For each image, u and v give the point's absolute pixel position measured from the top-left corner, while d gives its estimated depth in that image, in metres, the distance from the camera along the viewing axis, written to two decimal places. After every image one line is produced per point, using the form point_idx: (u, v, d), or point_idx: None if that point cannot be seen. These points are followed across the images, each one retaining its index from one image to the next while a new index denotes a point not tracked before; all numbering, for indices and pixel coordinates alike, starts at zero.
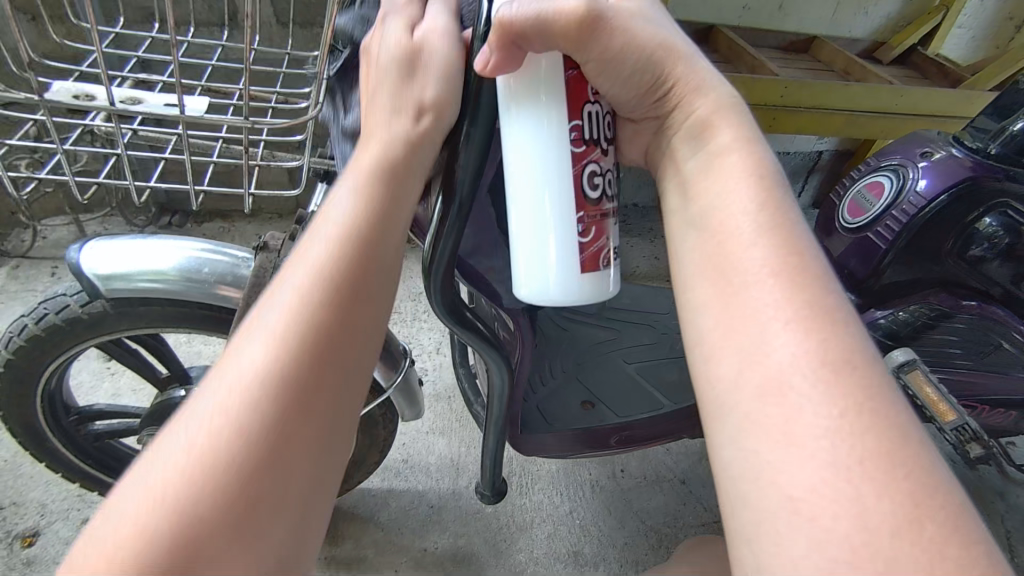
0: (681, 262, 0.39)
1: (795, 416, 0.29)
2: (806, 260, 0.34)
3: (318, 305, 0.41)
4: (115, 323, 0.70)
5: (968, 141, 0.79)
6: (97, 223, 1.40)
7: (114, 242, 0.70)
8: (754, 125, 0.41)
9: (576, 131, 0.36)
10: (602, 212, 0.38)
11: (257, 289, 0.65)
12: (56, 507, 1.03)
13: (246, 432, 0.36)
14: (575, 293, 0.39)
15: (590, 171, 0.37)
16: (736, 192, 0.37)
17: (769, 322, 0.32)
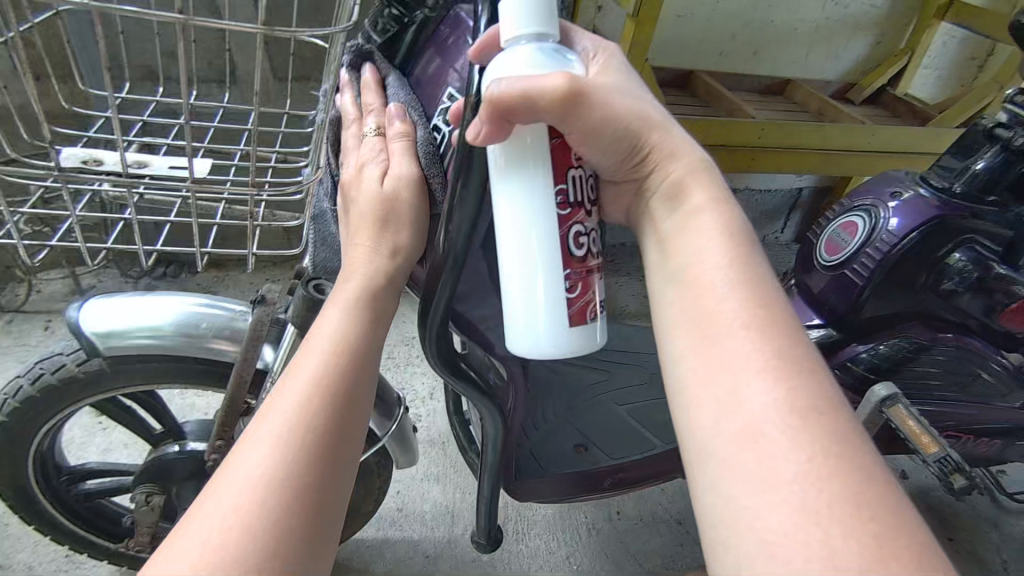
0: (661, 314, 0.41)
1: (768, 462, 0.30)
2: (777, 312, 0.36)
3: (311, 417, 0.45)
4: (111, 379, 0.71)
5: (934, 181, 0.82)
6: (92, 276, 1.41)
7: (113, 300, 0.71)
8: (725, 184, 0.44)
9: (562, 195, 0.38)
10: (587, 269, 0.40)
11: (252, 342, 0.66)
12: (44, 568, 1.01)
13: (260, 521, 0.38)
14: (563, 347, 0.40)
15: (576, 231, 0.39)
16: (711, 249, 0.39)
17: (744, 370, 0.33)
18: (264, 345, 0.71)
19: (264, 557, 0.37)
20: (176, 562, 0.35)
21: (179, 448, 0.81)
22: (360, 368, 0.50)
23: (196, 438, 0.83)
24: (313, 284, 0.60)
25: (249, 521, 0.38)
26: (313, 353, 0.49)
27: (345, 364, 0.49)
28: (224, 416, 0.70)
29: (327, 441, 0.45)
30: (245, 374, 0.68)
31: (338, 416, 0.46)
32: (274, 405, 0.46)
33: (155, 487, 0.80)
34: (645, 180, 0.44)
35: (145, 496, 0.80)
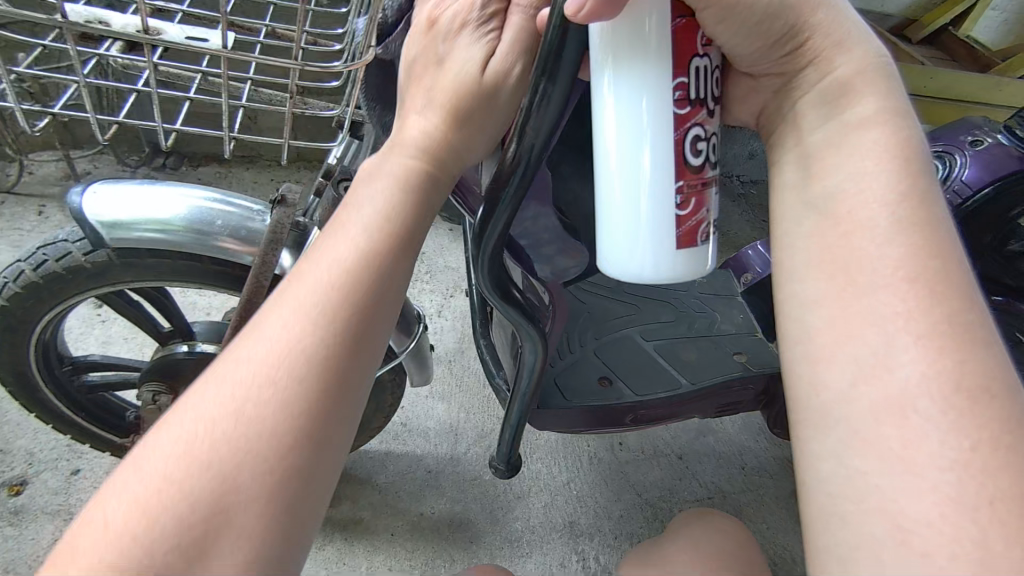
0: (791, 246, 0.39)
1: (918, 442, 0.30)
2: (950, 265, 0.33)
3: (281, 378, 0.37)
4: (119, 273, 0.66)
5: (1018, 130, 0.75)
6: (87, 162, 1.33)
7: (119, 187, 0.65)
8: (902, 94, 0.38)
9: (681, 90, 0.32)
10: (703, 181, 0.35)
11: (273, 247, 0.61)
12: (45, 456, 1.00)
13: (210, 459, 0.35)
14: (668, 273, 0.35)
15: (695, 135, 0.33)
16: (874, 175, 0.36)
17: (899, 334, 0.32)
18: (284, 250, 0.65)
19: (203, 504, 0.34)
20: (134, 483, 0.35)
21: (187, 349, 0.76)
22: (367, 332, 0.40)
23: (206, 340, 0.78)
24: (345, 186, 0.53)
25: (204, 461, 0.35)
26: (318, 261, 0.40)
27: (344, 337, 0.38)
28: (238, 322, 0.66)
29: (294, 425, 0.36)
30: (263, 280, 0.62)
31: (323, 381, 0.37)
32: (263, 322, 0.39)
33: (161, 386, 0.77)
34: (795, 76, 0.38)
35: (152, 395, 0.77)
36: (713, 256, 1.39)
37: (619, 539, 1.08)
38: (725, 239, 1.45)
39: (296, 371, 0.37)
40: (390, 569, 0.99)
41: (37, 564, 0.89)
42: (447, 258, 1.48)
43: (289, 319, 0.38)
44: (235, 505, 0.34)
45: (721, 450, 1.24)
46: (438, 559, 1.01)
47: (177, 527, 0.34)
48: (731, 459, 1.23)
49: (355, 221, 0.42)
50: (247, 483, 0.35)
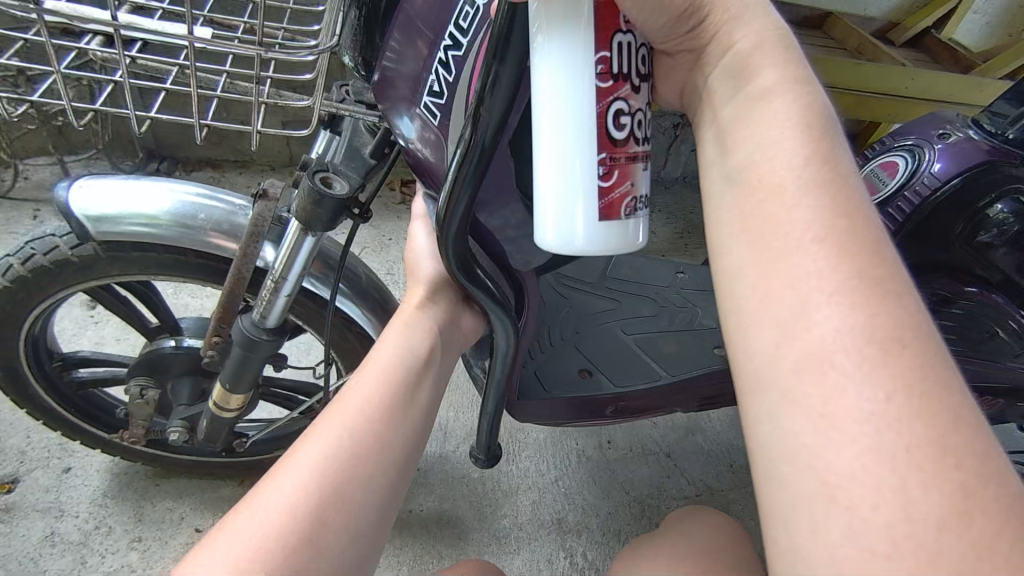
0: (718, 221, 0.38)
1: (838, 396, 0.29)
2: (859, 225, 0.32)
3: (371, 410, 0.53)
4: (104, 267, 0.68)
5: (986, 124, 0.79)
6: (83, 167, 1.35)
7: (105, 182, 0.67)
8: (804, 66, 0.39)
9: (603, 64, 0.34)
10: (629, 155, 0.36)
11: (253, 237, 0.63)
12: (36, 454, 1.02)
13: (332, 470, 0.48)
14: (601, 246, 0.36)
15: (618, 108, 0.35)
16: (781, 142, 0.36)
17: (816, 291, 0.31)
18: (266, 243, 0.67)
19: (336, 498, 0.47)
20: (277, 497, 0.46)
21: (175, 345, 0.78)
22: (395, 419, 0.54)
23: (193, 336, 0.80)
24: (320, 175, 0.55)
25: (331, 475, 0.48)
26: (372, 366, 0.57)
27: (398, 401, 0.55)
28: (220, 313, 0.68)
29: (353, 476, 0.49)
30: (245, 271, 0.64)
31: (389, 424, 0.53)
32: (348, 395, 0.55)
33: (150, 380, 0.79)
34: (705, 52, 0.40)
35: (139, 389, 0.78)
36: (701, 257, 1.41)
37: (605, 536, 1.09)
38: None
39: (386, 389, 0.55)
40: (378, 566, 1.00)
41: (26, 562, 0.90)
42: None
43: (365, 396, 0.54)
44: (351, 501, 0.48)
45: (708, 449, 1.24)
46: (426, 556, 1.01)
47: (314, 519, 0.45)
48: (719, 457, 1.23)
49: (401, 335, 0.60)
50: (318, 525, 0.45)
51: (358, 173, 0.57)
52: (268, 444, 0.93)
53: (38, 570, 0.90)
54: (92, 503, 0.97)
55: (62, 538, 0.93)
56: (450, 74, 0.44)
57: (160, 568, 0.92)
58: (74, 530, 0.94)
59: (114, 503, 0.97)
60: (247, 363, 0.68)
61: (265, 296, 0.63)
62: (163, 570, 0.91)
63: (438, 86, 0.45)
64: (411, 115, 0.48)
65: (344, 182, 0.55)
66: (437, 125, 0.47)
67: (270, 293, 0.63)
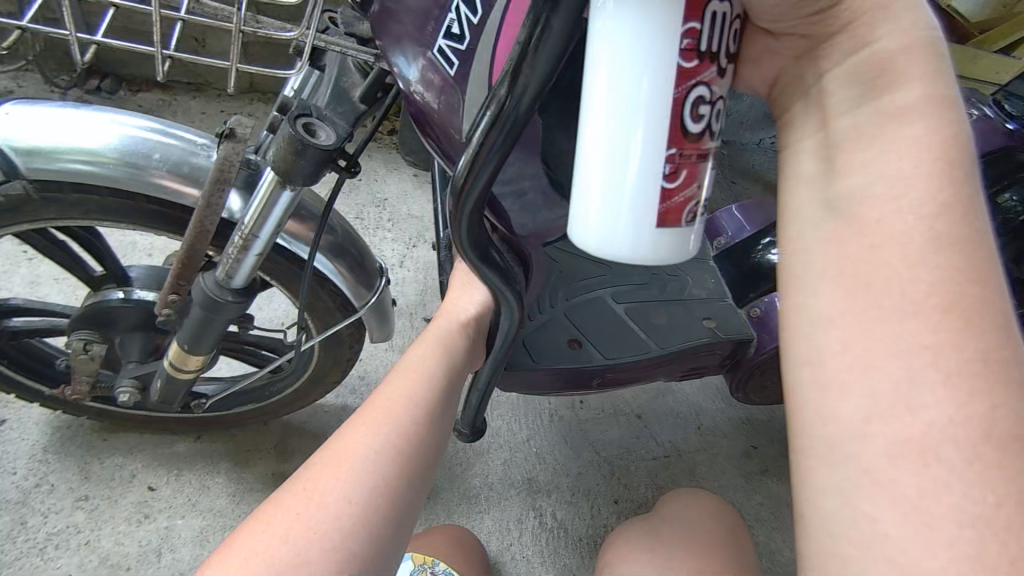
0: (808, 253, 0.37)
1: (938, 491, 0.29)
2: (991, 296, 0.30)
3: None
4: (38, 209, 0.58)
5: (1006, 103, 0.77)
6: (6, 79, 1.19)
7: (36, 108, 0.57)
8: (954, 79, 0.33)
9: (690, 38, 0.27)
10: (700, 152, 0.31)
11: (218, 186, 0.54)
12: None
13: None
14: (649, 252, 0.31)
15: (697, 95, 0.29)
16: (909, 180, 0.32)
17: (922, 369, 0.30)
18: (233, 190, 0.59)
19: None
20: (311, 496, 0.47)
21: (123, 297, 0.70)
22: None
23: (144, 288, 0.72)
24: (302, 120, 0.47)
25: None
26: (398, 377, 0.59)
27: None
28: (181, 268, 0.59)
29: None
30: (207, 225, 0.56)
31: None
32: (374, 405, 0.56)
33: (95, 335, 0.71)
34: (825, 43, 0.36)
35: (82, 344, 0.71)
36: None
37: (575, 496, 1.09)
38: None
39: None
40: None
41: None
42: (408, 207, 1.36)
43: None
44: None
45: (678, 410, 1.25)
46: None
47: None
48: (688, 418, 1.24)
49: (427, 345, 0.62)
50: None
51: (346, 120, 0.49)
52: (231, 401, 0.87)
53: None
54: (31, 459, 0.89)
55: None
56: (475, 16, 0.38)
57: (110, 530, 0.86)
58: (12, 488, 0.87)
59: (57, 460, 0.90)
60: (210, 325, 0.61)
61: (232, 253, 0.56)
62: (113, 532, 0.86)
63: (458, 28, 0.38)
64: (415, 52, 0.40)
65: (330, 130, 0.47)
66: (453, 75, 0.40)
67: (238, 252, 0.55)
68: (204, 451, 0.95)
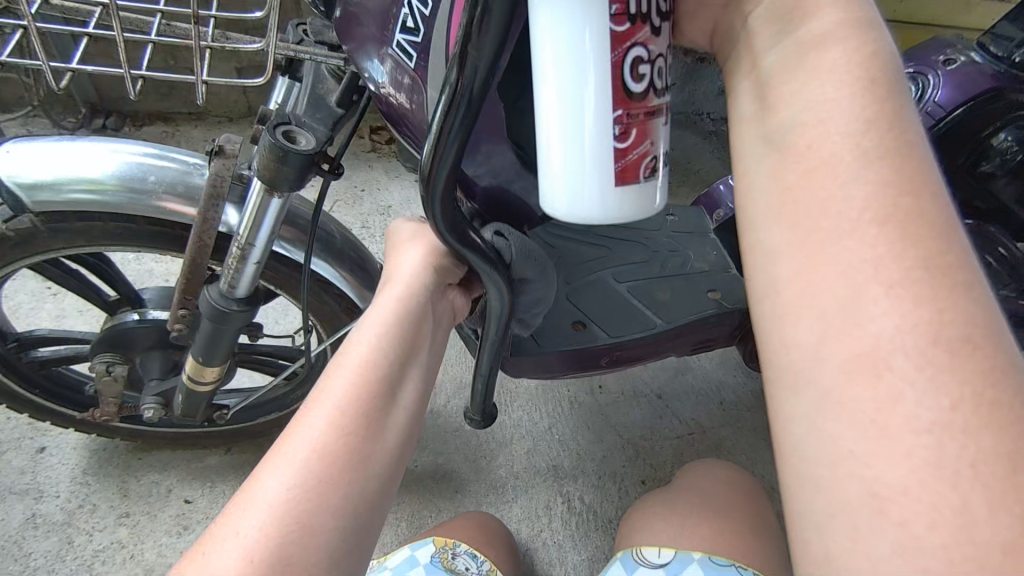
0: (753, 190, 0.35)
1: (893, 403, 0.27)
2: (925, 204, 0.29)
3: (360, 388, 0.46)
4: (48, 241, 0.62)
5: (991, 47, 0.74)
6: (19, 125, 1.24)
7: (37, 145, 0.60)
8: (871, 11, 0.35)
9: (618, 2, 0.28)
10: (648, 110, 0.31)
11: (213, 200, 0.56)
12: (8, 437, 0.96)
13: (317, 462, 0.41)
14: (612, 213, 0.33)
15: (636, 56, 0.29)
16: (837, 102, 0.32)
17: (865, 280, 0.29)
18: (228, 205, 0.61)
19: (320, 494, 0.40)
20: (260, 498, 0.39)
21: (139, 318, 0.73)
22: (382, 424, 0.45)
23: (158, 308, 0.75)
24: (282, 129, 0.48)
25: (315, 467, 0.41)
26: (361, 334, 0.49)
27: (388, 378, 0.47)
28: (186, 284, 0.62)
29: (342, 464, 0.42)
30: (206, 238, 0.58)
31: (378, 404, 0.45)
32: (337, 368, 0.47)
33: (117, 357, 0.74)
34: None
35: (105, 366, 0.73)
36: (686, 197, 1.38)
37: (601, 479, 1.09)
38: (696, 177, 1.43)
39: (380, 361, 0.48)
40: None
41: (10, 546, 0.87)
42: (413, 210, 1.38)
43: (353, 369, 0.47)
44: (342, 497, 0.41)
45: (699, 387, 1.24)
46: (424, 510, 1.01)
47: (297, 522, 0.39)
48: (709, 395, 1.23)
49: (391, 297, 0.52)
50: (326, 514, 0.40)
51: (325, 124, 0.51)
52: (252, 411, 0.90)
53: (24, 554, 0.87)
54: (72, 482, 0.93)
55: (45, 519, 0.90)
56: (426, 8, 0.38)
57: (152, 544, 0.89)
58: (57, 510, 0.91)
59: (97, 481, 0.94)
60: (219, 335, 0.63)
61: (233, 264, 0.58)
62: (156, 544, 0.90)
63: (412, 22, 0.39)
64: (378, 48, 0.42)
65: (310, 140, 0.49)
66: (413, 68, 0.41)
67: (238, 262, 0.57)
68: (235, 462, 0.98)
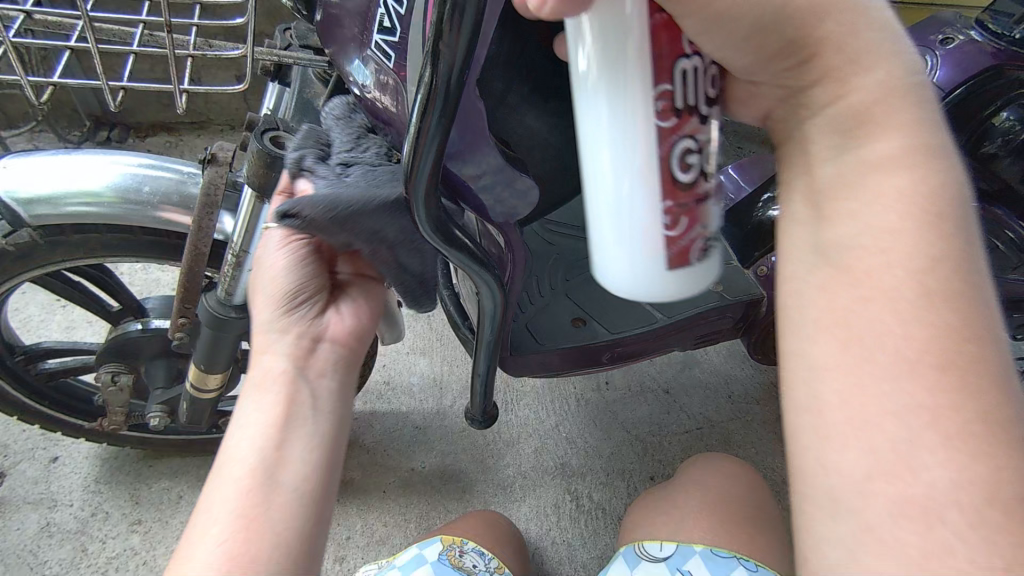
0: (803, 301, 0.39)
1: (942, 554, 0.31)
2: (983, 353, 0.33)
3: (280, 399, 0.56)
4: (47, 254, 0.62)
5: (990, 24, 0.73)
6: (25, 140, 1.26)
7: (34, 159, 0.60)
8: (938, 131, 0.37)
9: (665, 100, 0.31)
10: (697, 197, 0.34)
11: (206, 208, 0.57)
12: (21, 447, 0.98)
13: (230, 520, 0.49)
14: (660, 291, 0.36)
15: (683, 147, 0.33)
16: (899, 230, 0.35)
17: (917, 420, 0.32)
18: (222, 212, 0.62)
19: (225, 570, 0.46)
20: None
21: (142, 327, 0.73)
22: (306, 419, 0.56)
23: (160, 317, 0.75)
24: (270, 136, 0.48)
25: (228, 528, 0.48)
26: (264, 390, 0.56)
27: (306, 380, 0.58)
28: (184, 292, 0.63)
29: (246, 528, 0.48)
30: (201, 246, 0.59)
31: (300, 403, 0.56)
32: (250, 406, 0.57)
33: (121, 366, 0.75)
34: (804, 91, 0.38)
35: (110, 376, 0.74)
36: None
37: (609, 476, 1.09)
38: None
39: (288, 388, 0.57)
40: (386, 525, 1.00)
41: (26, 555, 0.89)
42: None
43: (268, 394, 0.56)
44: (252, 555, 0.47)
45: (706, 381, 1.23)
46: (433, 511, 1.02)
47: None
48: (717, 388, 1.22)
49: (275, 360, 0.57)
50: None
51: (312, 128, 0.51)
52: None
53: (40, 562, 0.88)
54: (85, 490, 0.95)
55: (59, 527, 0.91)
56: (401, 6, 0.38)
57: (164, 550, 0.91)
58: (71, 519, 0.92)
59: (108, 489, 0.95)
60: (219, 343, 0.64)
61: (228, 270, 0.58)
62: (168, 550, 0.91)
63: (389, 21, 0.39)
64: (361, 49, 0.42)
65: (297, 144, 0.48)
66: (392, 68, 0.40)
67: (233, 268, 0.58)
68: None
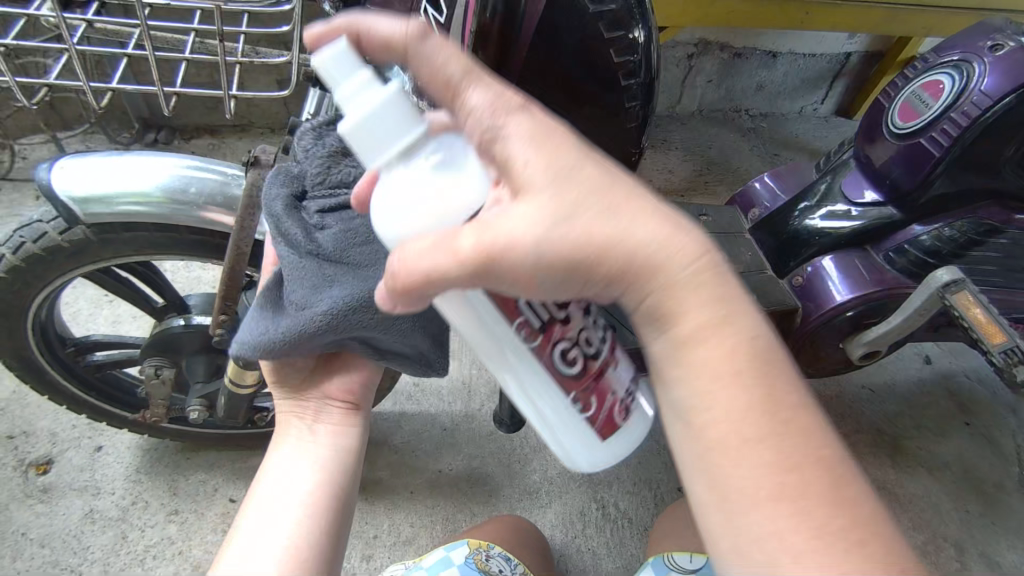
0: (675, 445, 0.40)
1: None
2: (821, 473, 0.37)
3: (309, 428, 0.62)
4: (98, 251, 0.65)
5: None
6: (79, 142, 1.32)
7: (88, 159, 0.63)
8: (721, 282, 0.38)
9: (525, 327, 0.39)
10: (596, 381, 0.42)
11: (250, 209, 0.59)
12: (67, 436, 1.02)
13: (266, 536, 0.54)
14: (603, 456, 0.44)
15: (564, 357, 0.41)
16: (724, 393, 0.37)
17: (787, 551, 0.36)
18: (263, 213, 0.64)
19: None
20: None
21: (184, 324, 0.76)
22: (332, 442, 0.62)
23: (201, 313, 0.78)
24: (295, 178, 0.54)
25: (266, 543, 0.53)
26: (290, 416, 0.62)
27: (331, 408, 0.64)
28: (226, 290, 0.65)
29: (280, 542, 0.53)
30: (245, 245, 0.61)
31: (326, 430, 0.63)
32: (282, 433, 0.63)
33: (164, 360, 0.78)
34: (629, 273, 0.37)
35: (154, 369, 0.77)
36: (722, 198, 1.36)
37: (637, 485, 1.08)
38: (733, 178, 1.42)
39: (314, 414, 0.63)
40: (412, 525, 1.01)
41: (70, 540, 0.92)
42: None
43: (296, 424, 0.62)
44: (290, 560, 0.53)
45: None
46: (459, 513, 1.02)
47: None
48: None
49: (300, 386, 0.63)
50: None
51: None
52: None
53: (82, 547, 0.92)
54: (127, 479, 0.98)
55: (101, 514, 0.95)
56: None
57: (199, 540, 0.93)
58: (113, 507, 0.96)
59: (148, 479, 0.98)
60: None
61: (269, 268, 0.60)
62: (203, 541, 0.93)
63: None
64: None
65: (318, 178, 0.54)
66: None
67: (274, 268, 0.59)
68: None
